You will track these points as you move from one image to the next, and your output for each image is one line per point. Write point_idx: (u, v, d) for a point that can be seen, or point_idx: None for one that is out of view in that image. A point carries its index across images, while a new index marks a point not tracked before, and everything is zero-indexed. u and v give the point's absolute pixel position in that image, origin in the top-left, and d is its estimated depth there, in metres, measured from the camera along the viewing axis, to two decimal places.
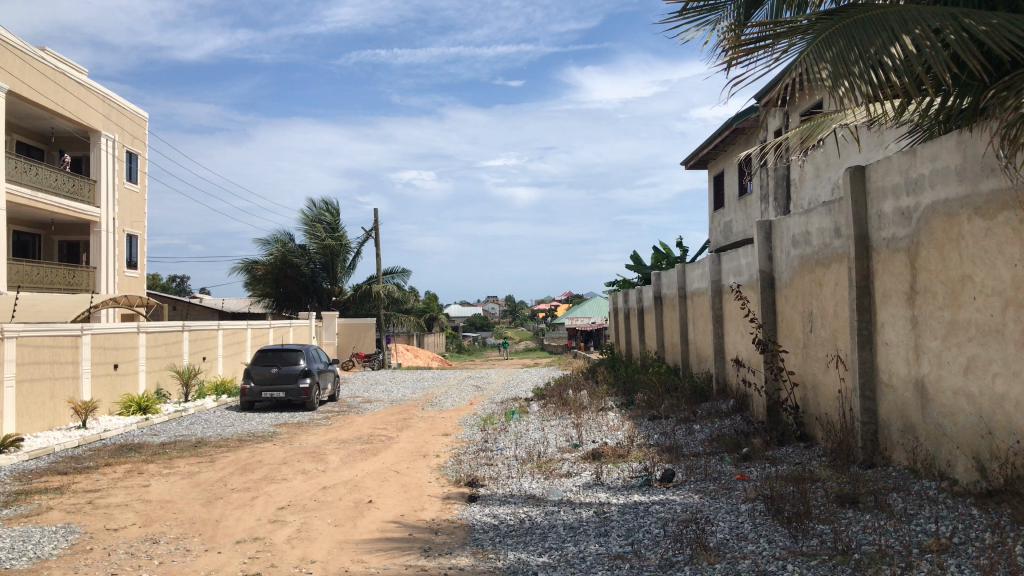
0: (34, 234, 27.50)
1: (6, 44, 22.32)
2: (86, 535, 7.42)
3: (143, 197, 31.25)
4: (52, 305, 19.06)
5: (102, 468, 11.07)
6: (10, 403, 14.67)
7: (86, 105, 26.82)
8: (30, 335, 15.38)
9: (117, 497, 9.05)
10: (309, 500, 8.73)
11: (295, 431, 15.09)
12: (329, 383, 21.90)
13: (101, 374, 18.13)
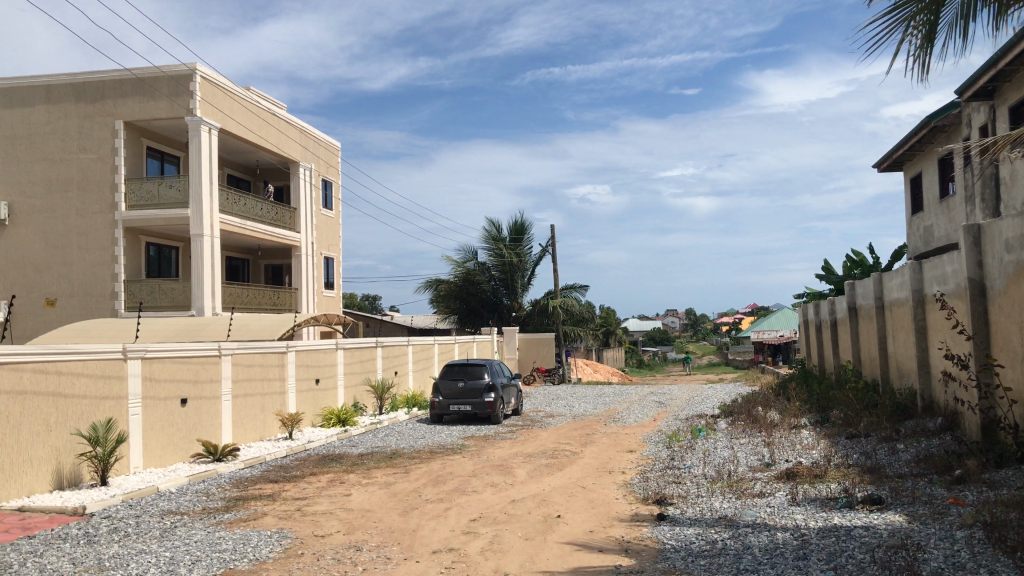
0: (244, 260, 29.94)
1: (217, 85, 24.44)
2: (298, 540, 7.96)
3: (338, 222, 33.27)
4: (261, 325, 20.62)
5: (308, 477, 11.83)
6: (227, 415, 15.99)
7: (286, 138, 28.89)
8: (243, 354, 16.72)
9: (322, 506, 9.63)
10: (499, 512, 8.93)
11: (483, 444, 15.48)
12: (513, 398, 22.29)
13: (304, 388, 19.41)
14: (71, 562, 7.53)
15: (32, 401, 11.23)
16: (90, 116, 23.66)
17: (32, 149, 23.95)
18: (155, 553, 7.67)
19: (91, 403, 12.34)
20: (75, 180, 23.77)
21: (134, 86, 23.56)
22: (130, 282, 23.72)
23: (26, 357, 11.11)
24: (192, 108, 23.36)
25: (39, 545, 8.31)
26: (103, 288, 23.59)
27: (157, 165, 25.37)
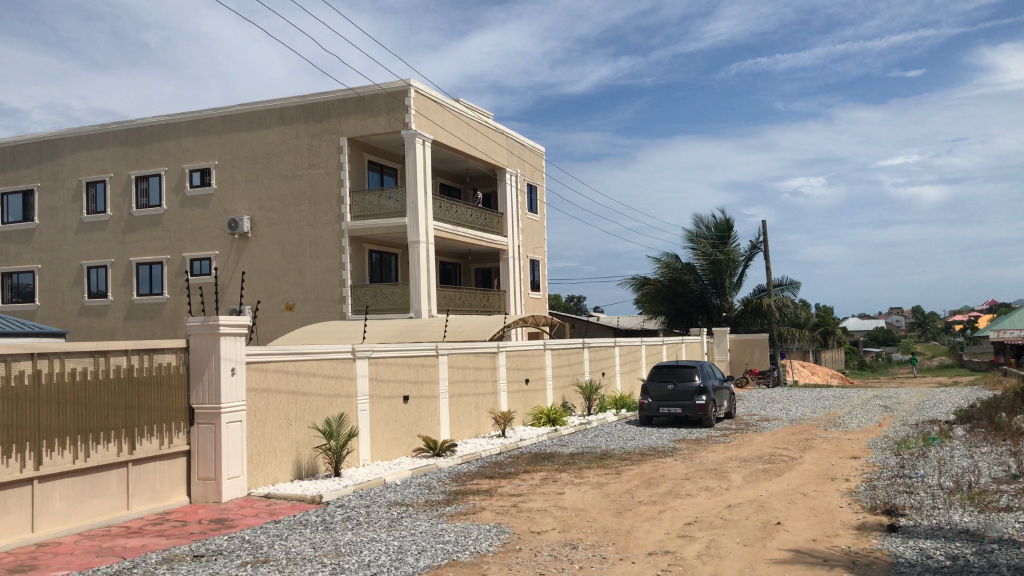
0: (455, 264, 31.21)
1: (430, 99, 25.68)
2: (515, 535, 8.19)
3: (543, 225, 33.90)
4: (473, 326, 21.40)
5: (522, 475, 12.14)
6: (445, 413, 16.74)
7: (494, 145, 29.80)
8: (458, 354, 17.46)
9: (537, 503, 9.84)
10: (715, 517, 8.75)
11: (695, 447, 15.20)
12: (725, 400, 21.71)
13: (515, 388, 19.94)
14: (311, 546, 8.18)
15: (275, 396, 12.30)
16: (318, 135, 25.59)
17: (269, 168, 26.25)
18: (385, 541, 8.17)
19: (324, 399, 13.33)
20: (306, 195, 25.78)
21: (356, 104, 25.19)
22: (356, 287, 25.33)
23: (270, 356, 12.19)
24: (407, 122, 24.71)
25: (284, 528, 9.09)
26: (332, 293, 25.37)
27: (376, 177, 27.01)
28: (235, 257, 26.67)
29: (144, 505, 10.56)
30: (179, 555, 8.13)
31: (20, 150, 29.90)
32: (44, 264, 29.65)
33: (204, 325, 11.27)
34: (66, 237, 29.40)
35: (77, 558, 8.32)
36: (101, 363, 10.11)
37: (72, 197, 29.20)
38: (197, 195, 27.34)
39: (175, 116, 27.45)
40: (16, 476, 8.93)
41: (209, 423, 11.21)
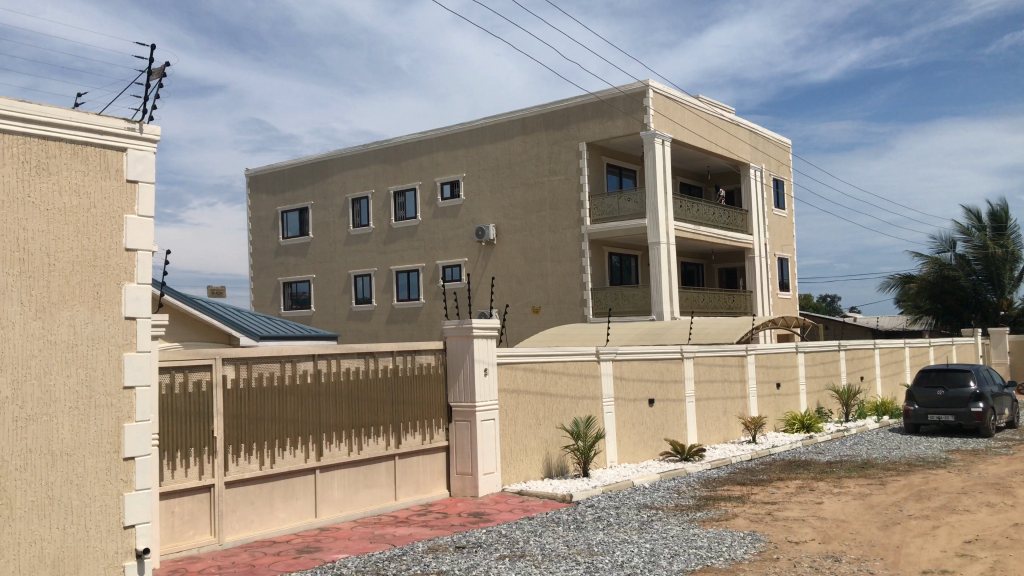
0: (698, 265, 30.66)
1: (669, 98, 25.44)
2: (772, 544, 7.90)
3: (791, 221, 32.44)
4: (720, 328, 20.88)
5: (776, 482, 11.68)
6: (692, 416, 16.50)
7: (736, 140, 28.95)
8: (704, 356, 17.15)
9: (794, 512, 9.43)
10: (1001, 536, 7.92)
11: (972, 459, 13.85)
12: (1006, 408, 19.60)
13: (766, 393, 19.26)
14: (564, 544, 8.38)
15: (525, 397, 12.73)
16: (559, 141, 26.17)
17: (513, 176, 27.22)
18: (636, 543, 8.19)
19: (572, 401, 13.60)
20: (548, 201, 26.42)
21: (595, 108, 25.45)
22: (598, 290, 25.57)
23: (519, 358, 12.63)
24: (646, 123, 24.63)
25: (539, 525, 9.40)
26: (574, 296, 25.79)
27: (616, 180, 27.15)
28: (483, 263, 27.92)
29: (410, 495, 11.32)
30: (442, 545, 8.65)
31: (296, 173, 33.21)
32: (318, 274, 32.74)
33: (459, 328, 11.90)
34: (335, 249, 32.24)
35: (354, 543, 9.10)
36: (370, 364, 10.96)
37: (339, 213, 31.98)
38: (448, 206, 28.92)
39: (427, 132, 29.22)
40: (301, 465, 9.92)
41: (466, 421, 11.82)
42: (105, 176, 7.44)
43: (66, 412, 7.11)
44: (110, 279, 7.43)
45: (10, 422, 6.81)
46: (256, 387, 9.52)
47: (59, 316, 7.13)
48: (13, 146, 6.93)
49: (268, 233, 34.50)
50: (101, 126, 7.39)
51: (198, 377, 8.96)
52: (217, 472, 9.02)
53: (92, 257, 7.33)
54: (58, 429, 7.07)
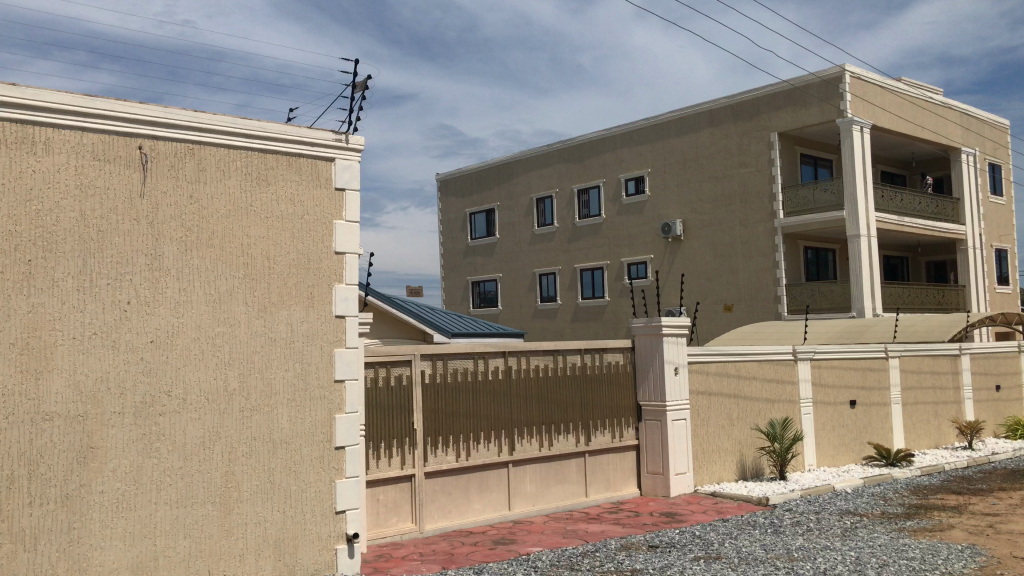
0: (902, 258, 28.77)
1: (867, 81, 24.03)
2: (994, 558, 7.32)
3: (1010, 209, 29.76)
4: (929, 326, 19.50)
5: (998, 492, 10.77)
6: (898, 420, 15.53)
7: (945, 123, 26.91)
8: (912, 356, 16.09)
9: (1020, 525, 8.67)
10: None
11: None
12: None
13: (983, 396, 17.79)
14: (762, 548, 8.14)
15: (717, 397, 12.46)
16: (748, 133, 25.37)
17: (700, 170, 26.67)
18: (840, 551, 7.81)
19: (767, 402, 13.17)
20: (737, 194, 25.68)
21: (787, 96, 24.45)
22: (791, 286, 24.55)
23: (710, 358, 12.39)
24: (843, 110, 23.38)
25: (733, 528, 9.18)
26: (766, 293, 24.91)
27: (810, 170, 25.97)
28: (670, 260, 27.56)
29: (600, 493, 11.38)
30: (635, 543, 8.63)
31: (484, 175, 34.13)
32: (505, 273, 33.51)
33: (648, 326, 11.80)
34: (521, 248, 32.88)
35: (547, 537, 9.25)
36: (559, 361, 11.12)
37: (525, 213, 32.57)
38: (632, 202, 28.75)
39: (611, 129, 29.19)
40: (495, 459, 10.21)
41: (656, 420, 11.73)
42: (316, 184, 8.01)
43: (285, 403, 7.71)
44: (321, 280, 8.00)
45: (238, 412, 7.46)
46: (452, 382, 9.90)
47: (278, 315, 7.74)
48: (236, 160, 7.57)
49: (458, 234, 35.72)
50: (311, 138, 7.95)
51: (399, 371, 9.42)
52: (417, 462, 9.45)
53: (306, 260, 7.91)
54: (278, 419, 7.67)
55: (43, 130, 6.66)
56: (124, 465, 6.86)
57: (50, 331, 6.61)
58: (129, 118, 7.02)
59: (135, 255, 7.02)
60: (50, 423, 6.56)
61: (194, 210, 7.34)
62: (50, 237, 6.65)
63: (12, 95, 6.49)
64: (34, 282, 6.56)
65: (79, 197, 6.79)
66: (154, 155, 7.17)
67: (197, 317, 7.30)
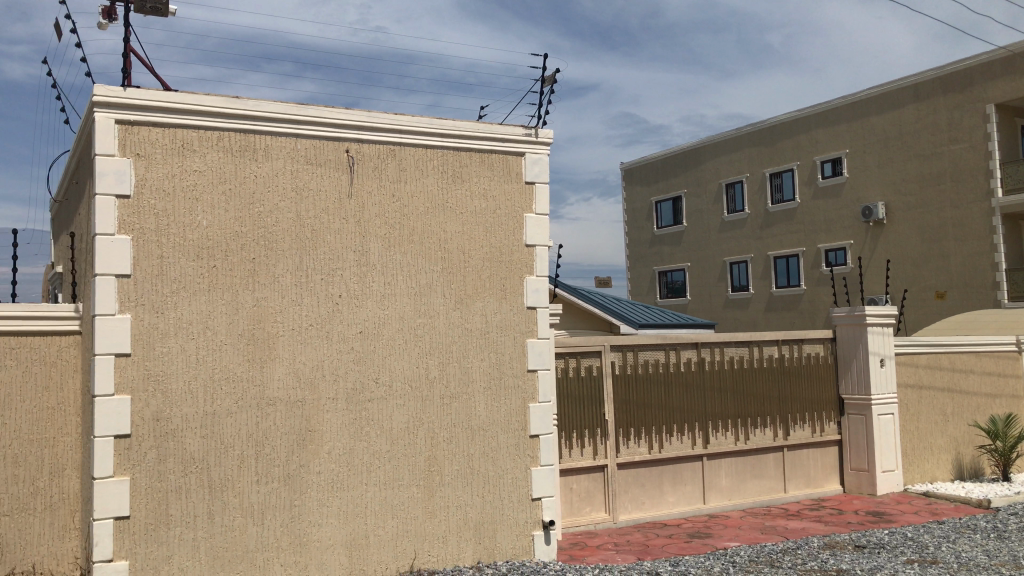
0: None
1: None
2: None
3: None
4: None
5: None
6: None
7: None
8: None
9: None
10: None
11: None
12: None
13: None
14: (985, 554, 7.55)
15: (929, 392, 11.66)
16: (959, 106, 23.48)
17: (904, 148, 24.97)
18: None
19: (985, 398, 12.21)
20: (947, 172, 23.83)
21: (1006, 64, 22.37)
22: (1012, 271, 22.46)
23: (920, 350, 11.62)
24: None
25: (950, 531, 8.55)
26: (982, 278, 22.95)
27: None
28: (872, 245, 26.02)
29: (800, 489, 10.95)
30: (840, 543, 8.23)
31: (670, 163, 33.60)
32: (693, 262, 32.91)
33: (851, 316, 11.22)
34: (709, 236, 32.15)
35: (745, 533, 9.04)
36: (755, 352, 10.79)
37: (713, 200, 31.79)
38: (829, 185, 27.37)
39: (805, 110, 27.90)
40: (689, 452, 10.07)
41: (861, 415, 11.13)
42: (508, 179, 8.22)
43: (482, 392, 7.97)
44: (514, 273, 8.20)
45: (439, 400, 7.79)
46: (643, 373, 9.84)
47: (474, 307, 8.01)
48: (433, 158, 7.89)
49: (643, 224, 35.42)
50: (503, 134, 8.17)
51: (590, 362, 9.48)
52: (609, 453, 9.49)
53: (499, 253, 8.13)
54: (476, 407, 7.94)
55: (262, 139, 7.22)
56: (338, 448, 7.35)
57: (272, 323, 7.18)
58: (337, 123, 7.48)
59: (344, 252, 7.48)
60: (274, 408, 7.13)
61: (395, 208, 7.72)
62: (271, 236, 7.21)
63: (235, 107, 7.08)
64: (258, 279, 7.15)
65: (295, 199, 7.32)
66: (359, 157, 7.60)
67: (400, 309, 7.69)
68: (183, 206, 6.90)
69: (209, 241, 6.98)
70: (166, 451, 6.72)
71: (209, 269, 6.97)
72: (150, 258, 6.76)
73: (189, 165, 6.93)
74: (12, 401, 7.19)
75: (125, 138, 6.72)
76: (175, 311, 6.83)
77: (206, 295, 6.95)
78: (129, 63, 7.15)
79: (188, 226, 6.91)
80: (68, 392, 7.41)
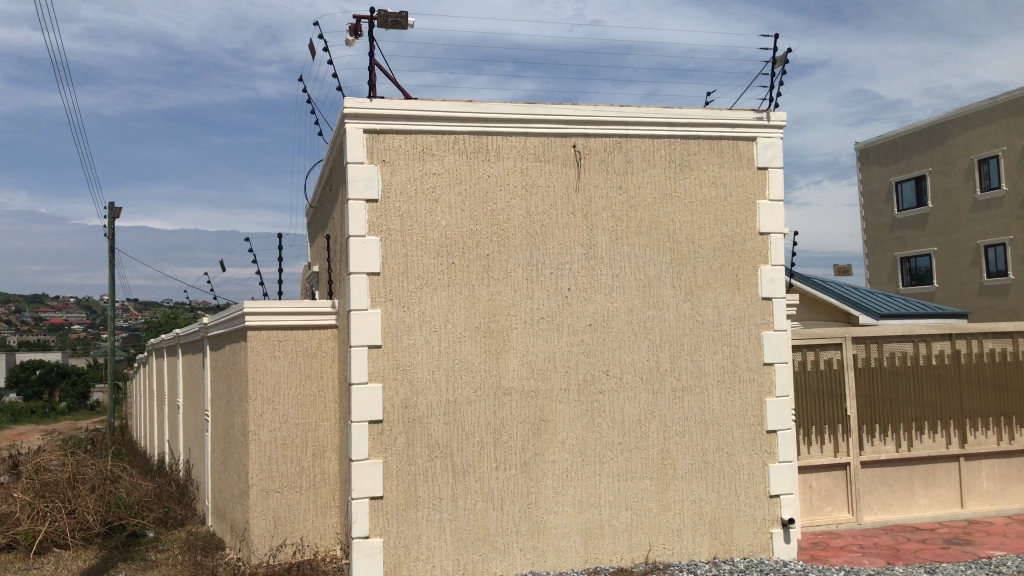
0: None
1: None
2: None
3: None
4: None
5: None
6: None
7: None
8: None
9: None
10: None
11: None
12: None
13: None
14: None
15: None
16: None
17: None
18: None
19: None
20: None
21: None
22: None
23: None
24: None
25: None
26: None
27: None
28: None
29: None
30: None
31: (910, 141, 31.16)
32: (942, 246, 30.39)
33: None
34: (959, 217, 29.53)
35: (1011, 542, 8.23)
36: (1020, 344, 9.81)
37: (964, 177, 28.99)
38: None
39: None
40: (943, 451, 9.33)
41: None
42: (739, 166, 8.01)
43: (715, 385, 7.83)
44: (748, 262, 7.97)
45: (671, 392, 7.73)
46: (889, 367, 9.24)
47: (705, 298, 7.87)
48: (660, 149, 7.84)
49: (883, 206, 33.19)
50: (733, 120, 7.96)
51: (830, 355, 9.04)
52: (852, 451, 8.99)
53: (731, 243, 7.94)
54: (709, 400, 7.81)
55: (494, 139, 7.50)
56: (571, 438, 7.50)
57: (506, 316, 7.45)
58: (564, 119, 7.62)
59: (573, 246, 7.62)
60: (510, 397, 7.40)
61: (623, 200, 7.74)
62: (504, 233, 7.48)
63: (470, 110, 7.40)
64: (493, 274, 7.45)
65: (526, 196, 7.55)
66: (586, 152, 7.69)
67: (629, 301, 7.71)
68: (425, 207, 7.32)
69: (448, 240, 7.36)
70: (413, 436, 7.17)
71: (449, 265, 7.35)
72: (396, 257, 7.23)
73: (429, 168, 7.34)
74: (281, 388, 7.97)
75: (372, 146, 7.21)
76: (418, 306, 7.26)
77: (446, 290, 7.34)
78: (374, 76, 7.68)
79: (429, 226, 7.32)
80: (327, 381, 8.11)
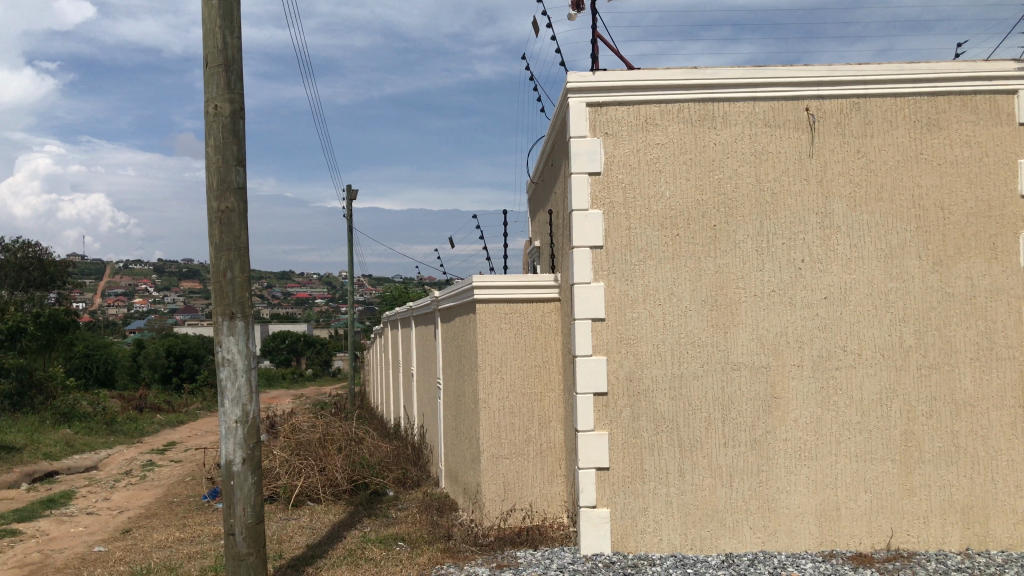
0: None
1: None
2: None
3: None
4: None
5: None
6: None
7: None
8: None
9: None
10: None
11: None
12: None
13: None
14: None
15: None
16: None
17: None
18: None
19: None
20: None
21: None
22: None
23: None
24: None
25: None
26: None
27: None
28: None
29: None
30: None
31: None
32: None
33: None
34: None
35: None
36: None
37: None
38: None
39: None
40: None
41: None
42: (997, 122, 7.25)
43: (968, 363, 7.19)
44: (1007, 229, 7.24)
45: (916, 370, 7.19)
46: None
47: (956, 269, 7.25)
48: (904, 108, 7.26)
49: None
50: (989, 72, 7.21)
51: None
52: None
53: (987, 208, 7.24)
54: (961, 379, 7.19)
55: (720, 106, 7.26)
56: (805, 416, 7.18)
57: (735, 289, 7.24)
58: (796, 81, 7.23)
59: (807, 214, 7.25)
60: (739, 372, 7.20)
61: (862, 164, 7.25)
62: (732, 202, 7.26)
63: (694, 77, 7.21)
64: (719, 246, 7.25)
65: (755, 163, 7.26)
66: (821, 114, 7.27)
67: (869, 272, 7.24)
68: (648, 178, 7.24)
69: (672, 212, 7.25)
70: (639, 410, 7.16)
71: (674, 238, 7.24)
72: (620, 230, 7.22)
73: (653, 138, 7.24)
74: (508, 359, 8.24)
75: (595, 119, 7.22)
76: (643, 278, 7.21)
77: (671, 262, 7.24)
78: (596, 48, 7.67)
79: (653, 198, 7.24)
80: (552, 352, 8.28)
